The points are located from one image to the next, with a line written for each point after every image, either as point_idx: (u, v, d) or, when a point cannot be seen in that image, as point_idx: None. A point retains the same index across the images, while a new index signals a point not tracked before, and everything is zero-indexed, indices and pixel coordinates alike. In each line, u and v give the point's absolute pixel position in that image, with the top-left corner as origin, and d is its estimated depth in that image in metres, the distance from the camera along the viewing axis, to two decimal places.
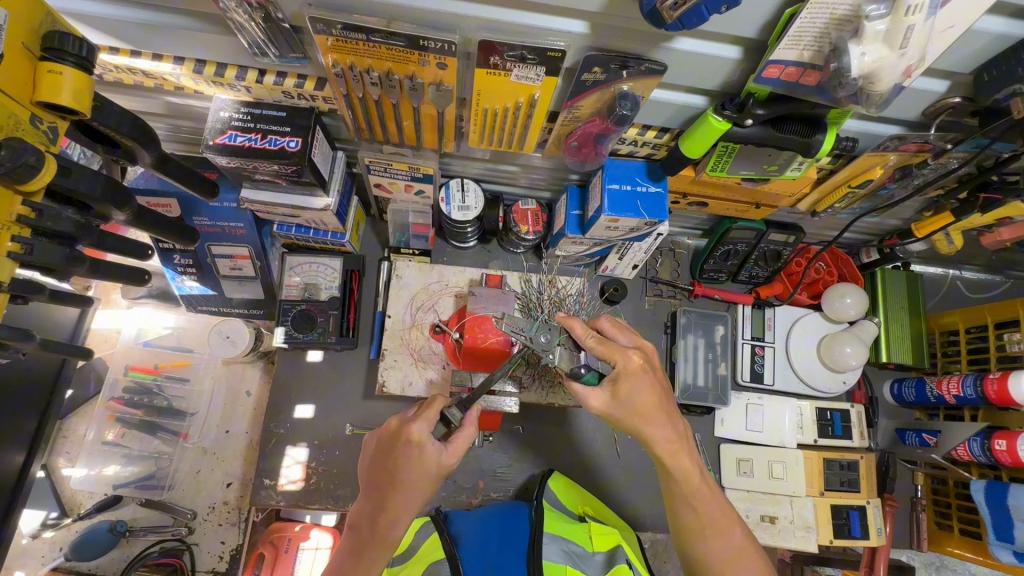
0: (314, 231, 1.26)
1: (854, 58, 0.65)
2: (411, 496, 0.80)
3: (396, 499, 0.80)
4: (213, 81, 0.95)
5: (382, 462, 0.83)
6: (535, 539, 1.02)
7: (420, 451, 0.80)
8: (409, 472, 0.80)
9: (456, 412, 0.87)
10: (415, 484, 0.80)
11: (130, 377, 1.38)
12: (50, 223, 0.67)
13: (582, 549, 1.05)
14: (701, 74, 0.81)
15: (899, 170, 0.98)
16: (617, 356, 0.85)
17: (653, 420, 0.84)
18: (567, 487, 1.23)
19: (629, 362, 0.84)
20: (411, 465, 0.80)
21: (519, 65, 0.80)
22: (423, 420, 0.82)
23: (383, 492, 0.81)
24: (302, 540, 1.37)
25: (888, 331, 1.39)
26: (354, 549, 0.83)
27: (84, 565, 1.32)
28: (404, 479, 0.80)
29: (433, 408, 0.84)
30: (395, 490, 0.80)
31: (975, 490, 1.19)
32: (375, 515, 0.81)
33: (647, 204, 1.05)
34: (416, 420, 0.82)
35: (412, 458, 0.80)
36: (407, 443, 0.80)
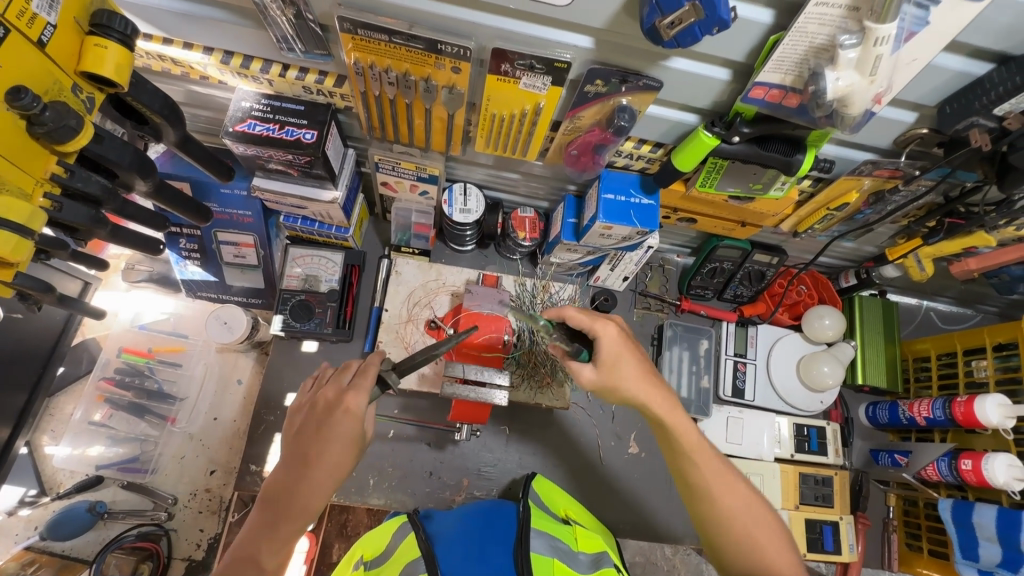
0: (319, 224, 1.30)
1: (830, 83, 0.72)
2: (332, 470, 0.78)
3: (319, 469, 0.77)
4: (238, 73, 1.01)
5: (310, 434, 0.79)
6: (522, 533, 1.01)
7: (350, 419, 0.79)
8: (337, 442, 0.78)
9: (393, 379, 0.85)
10: (338, 455, 0.78)
11: (123, 359, 1.39)
12: (81, 184, 0.71)
13: (568, 548, 1.05)
14: (693, 93, 0.88)
15: (872, 195, 1.05)
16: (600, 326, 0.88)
17: (642, 375, 0.88)
18: (551, 491, 1.24)
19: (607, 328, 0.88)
20: (341, 436, 0.78)
21: (527, 74, 0.87)
22: (358, 391, 0.80)
23: (306, 463, 0.78)
24: None
25: (864, 355, 1.45)
26: (264, 525, 0.75)
27: (58, 546, 1.30)
28: (329, 449, 0.78)
29: (369, 375, 0.82)
30: (317, 462, 0.78)
31: (943, 508, 1.23)
32: (292, 488, 0.77)
33: (639, 214, 1.12)
34: (353, 392, 0.80)
35: (340, 427, 0.79)
36: (340, 412, 0.79)
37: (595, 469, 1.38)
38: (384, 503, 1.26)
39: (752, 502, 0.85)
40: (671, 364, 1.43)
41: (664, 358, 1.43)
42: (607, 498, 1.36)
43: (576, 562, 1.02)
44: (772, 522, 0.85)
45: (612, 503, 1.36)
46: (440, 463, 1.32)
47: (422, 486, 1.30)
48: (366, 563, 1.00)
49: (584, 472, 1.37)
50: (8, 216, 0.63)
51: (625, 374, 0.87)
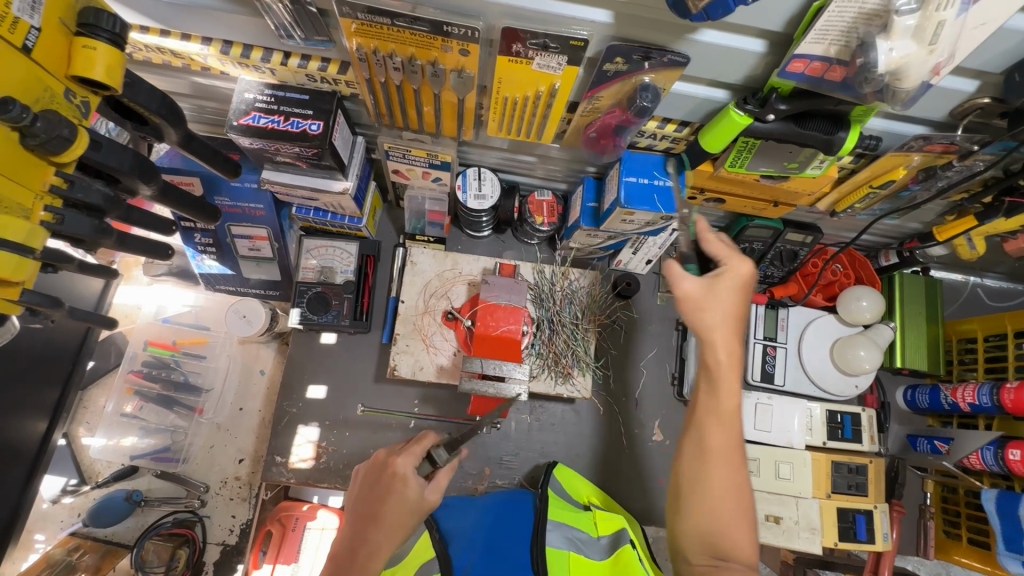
0: (332, 215, 1.27)
1: (882, 54, 0.64)
2: (389, 529, 0.82)
3: (376, 530, 0.82)
4: (238, 62, 0.97)
5: (368, 495, 0.86)
6: (540, 522, 1.00)
7: (403, 484, 0.85)
8: (392, 505, 0.84)
9: (443, 453, 0.92)
10: (398, 516, 0.83)
11: (148, 352, 1.40)
12: (82, 194, 0.69)
13: (585, 535, 1.04)
14: (723, 67, 0.80)
15: (923, 171, 0.96)
16: (731, 258, 0.87)
17: (738, 285, 0.86)
18: (575, 476, 1.23)
19: (740, 268, 0.87)
20: (401, 501, 0.84)
21: (541, 54, 0.80)
22: (407, 454, 0.88)
23: (366, 524, 0.83)
24: (310, 520, 1.37)
25: (904, 337, 1.37)
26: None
27: (102, 532, 1.36)
28: (387, 511, 0.83)
29: (420, 443, 0.91)
30: (379, 523, 0.83)
31: (986, 499, 1.18)
32: (356, 546, 0.82)
33: (664, 197, 1.04)
34: (403, 454, 0.88)
35: (397, 492, 0.84)
36: (392, 477, 0.86)
37: (618, 457, 1.36)
38: None
39: (735, 501, 0.81)
40: (697, 350, 1.38)
41: (689, 343, 1.37)
42: (631, 488, 1.34)
43: (593, 548, 1.01)
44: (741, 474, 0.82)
45: (636, 491, 1.34)
46: (462, 453, 1.32)
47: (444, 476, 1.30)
48: None
49: (607, 460, 1.35)
50: (7, 236, 0.61)
51: (717, 308, 0.85)
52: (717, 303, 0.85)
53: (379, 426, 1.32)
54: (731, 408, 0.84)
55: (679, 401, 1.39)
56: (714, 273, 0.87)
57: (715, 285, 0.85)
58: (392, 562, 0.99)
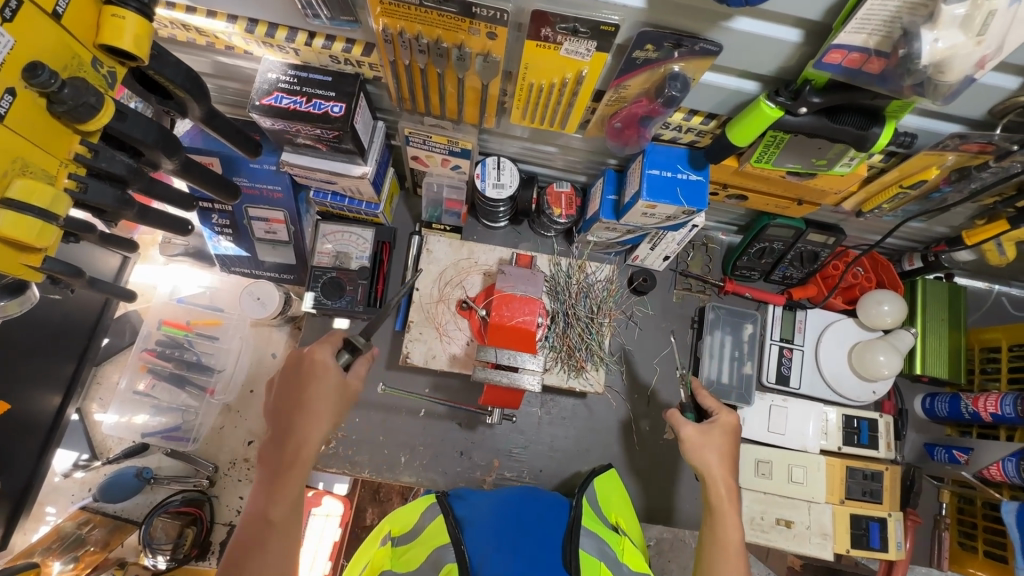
0: (349, 200, 1.26)
1: (926, 44, 0.62)
2: (318, 416, 0.86)
3: (305, 421, 0.86)
4: (263, 42, 0.96)
5: (289, 387, 0.88)
6: (572, 532, 0.97)
7: (322, 371, 0.87)
8: (316, 392, 0.87)
9: (362, 340, 0.92)
10: (322, 404, 0.87)
11: (163, 331, 1.42)
12: (105, 164, 0.69)
13: (615, 555, 0.98)
14: (756, 57, 0.78)
15: (956, 171, 0.93)
16: (723, 411, 1.06)
17: (728, 432, 1.04)
18: (611, 489, 1.18)
19: (728, 417, 1.05)
20: (326, 388, 0.87)
21: (570, 39, 0.79)
22: (323, 344, 0.89)
23: (295, 419, 0.86)
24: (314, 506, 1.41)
25: (925, 344, 1.35)
26: (271, 474, 0.85)
27: (111, 507, 1.37)
28: (312, 399, 0.86)
29: (334, 337, 0.92)
30: (308, 415, 0.86)
31: (1006, 511, 1.15)
32: (288, 440, 0.86)
33: (686, 191, 1.03)
34: (318, 345, 0.90)
35: (319, 380, 0.87)
36: (311, 365, 0.88)
37: (628, 455, 1.34)
38: (415, 481, 1.28)
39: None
40: (712, 349, 1.36)
41: (704, 343, 1.36)
42: (640, 486, 1.33)
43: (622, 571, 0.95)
44: None
45: (645, 489, 1.33)
46: (471, 444, 1.31)
47: (453, 465, 1.29)
48: (395, 539, 0.99)
49: (617, 457, 1.34)
50: (29, 200, 0.60)
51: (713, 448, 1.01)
52: (713, 454, 1.01)
53: (390, 414, 1.31)
54: (735, 542, 0.95)
55: None
56: (711, 421, 1.04)
57: (709, 433, 1.02)
58: (402, 547, 0.96)
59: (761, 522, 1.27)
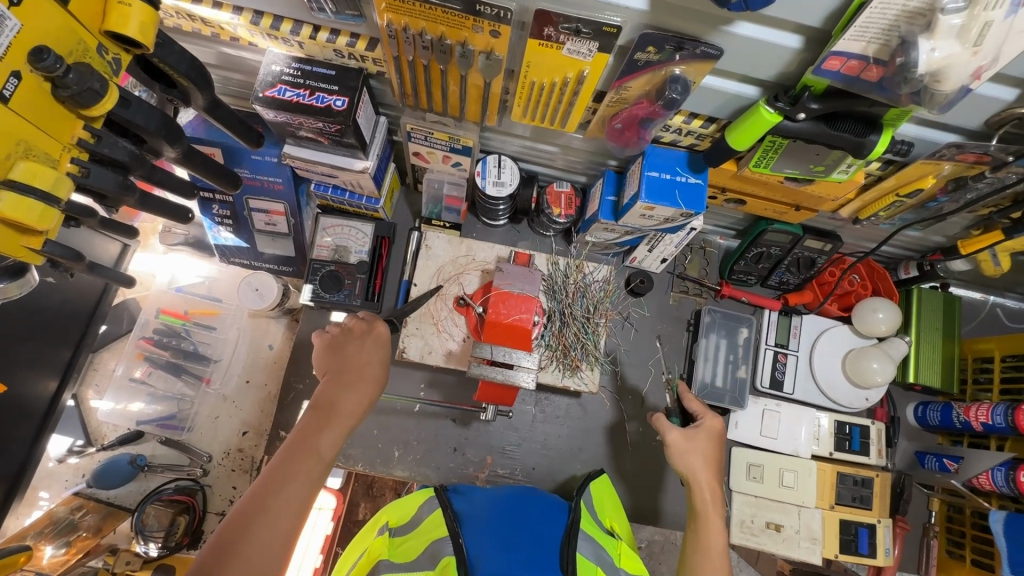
0: (350, 193, 1.27)
1: (923, 53, 0.63)
2: (370, 378, 0.92)
3: (358, 377, 0.91)
4: (268, 34, 0.96)
5: (342, 349, 0.94)
6: (570, 532, 0.96)
7: (378, 339, 0.96)
8: (371, 355, 0.94)
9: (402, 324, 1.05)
10: (375, 367, 0.93)
11: (161, 320, 1.43)
12: (108, 150, 0.69)
13: (611, 559, 0.97)
14: (756, 62, 0.79)
15: (952, 181, 0.94)
16: (708, 415, 1.07)
17: (713, 437, 1.05)
18: (607, 496, 1.18)
19: (713, 423, 1.06)
20: (381, 354, 0.95)
21: (572, 39, 0.80)
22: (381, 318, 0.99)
23: (350, 374, 0.91)
24: None
25: (919, 353, 1.35)
26: (315, 424, 0.85)
27: (104, 494, 1.37)
28: (369, 360, 0.93)
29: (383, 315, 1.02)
30: (361, 373, 0.92)
31: (994, 521, 1.16)
32: (340, 392, 0.89)
33: (685, 194, 1.04)
34: (376, 318, 0.99)
35: (375, 345, 0.95)
36: (369, 333, 0.96)
37: (621, 456, 1.34)
38: (408, 475, 1.28)
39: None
40: (706, 352, 1.37)
41: (699, 345, 1.37)
42: (632, 486, 1.34)
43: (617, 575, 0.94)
44: None
45: (637, 490, 1.33)
46: (465, 440, 1.31)
47: (446, 461, 1.30)
48: (392, 530, 0.99)
49: (610, 457, 1.34)
50: (32, 182, 0.61)
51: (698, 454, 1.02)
52: (695, 458, 1.01)
53: (385, 409, 1.32)
54: (718, 548, 0.93)
55: None
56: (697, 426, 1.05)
57: (696, 439, 1.04)
58: (399, 538, 0.96)
59: (751, 526, 1.28)
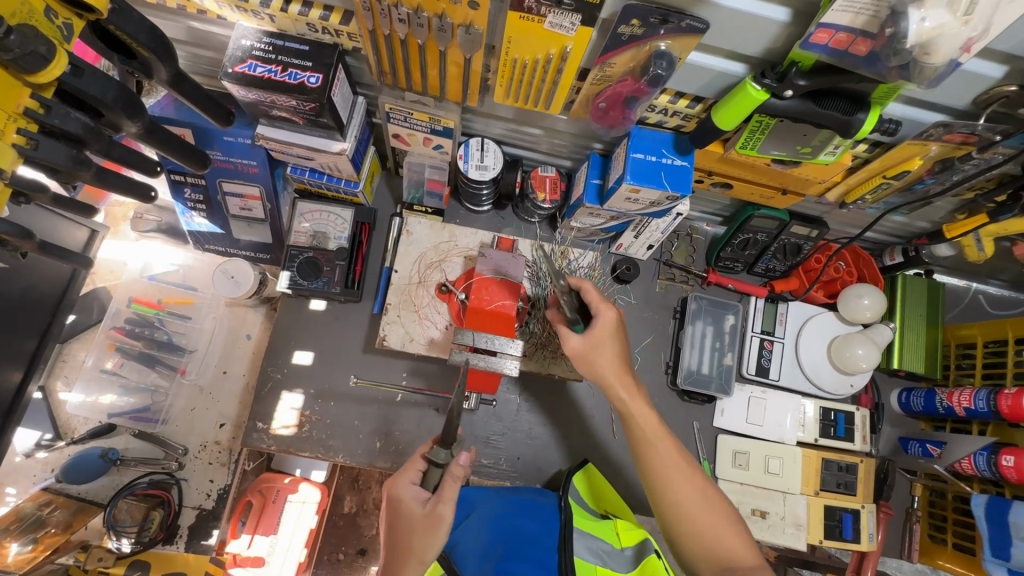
0: (328, 177, 1.23)
1: (913, 23, 0.62)
2: (411, 550, 0.86)
3: (401, 556, 0.86)
4: (236, 6, 0.92)
5: (391, 525, 0.90)
6: (564, 535, 0.97)
7: (408, 506, 0.89)
8: (406, 528, 0.87)
9: (442, 454, 0.91)
10: (412, 536, 0.86)
11: (132, 309, 1.36)
12: (59, 121, 0.65)
13: (610, 546, 1.00)
14: (742, 36, 0.77)
15: (939, 162, 0.93)
16: (601, 311, 0.98)
17: (606, 334, 0.97)
18: (591, 483, 1.18)
19: (608, 321, 0.97)
20: (416, 520, 0.87)
21: (554, 11, 0.77)
22: (405, 473, 0.92)
23: (393, 551, 0.88)
24: (290, 493, 1.37)
25: (902, 339, 1.35)
26: None
27: (74, 489, 1.33)
28: (404, 534, 0.87)
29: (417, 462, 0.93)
30: (403, 548, 0.87)
31: (976, 504, 1.17)
32: (386, 573, 0.88)
33: (670, 176, 1.02)
34: (401, 477, 0.92)
35: (407, 512, 0.88)
36: (398, 501, 0.90)
37: (607, 444, 1.33)
38: (390, 466, 1.25)
39: (703, 494, 0.90)
40: (693, 339, 1.36)
41: (686, 332, 1.36)
42: (618, 475, 1.32)
43: (619, 560, 0.98)
44: (699, 494, 0.90)
45: (622, 478, 1.32)
46: None
47: None
48: None
49: (595, 446, 1.33)
50: None
51: (600, 359, 0.97)
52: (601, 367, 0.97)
53: (366, 400, 1.29)
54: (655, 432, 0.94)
55: (672, 391, 1.37)
56: (591, 331, 0.97)
57: (597, 340, 0.97)
58: None
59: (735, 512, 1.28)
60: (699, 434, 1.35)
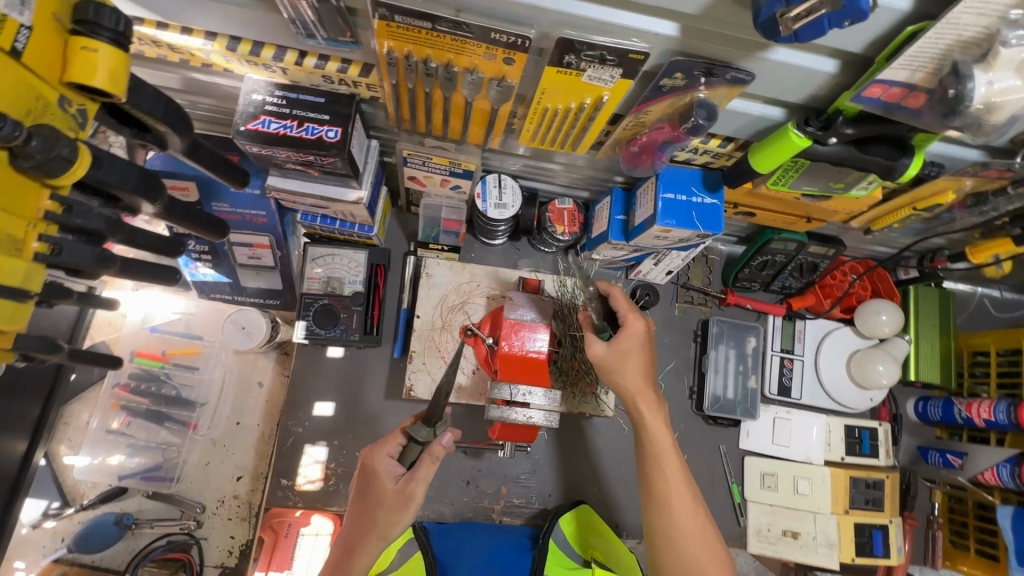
0: (340, 222, 1.18)
1: (980, 86, 0.60)
2: (374, 527, 0.86)
3: (363, 528, 0.87)
4: (246, 60, 0.86)
5: (359, 494, 0.90)
6: None
7: (379, 477, 0.88)
8: (373, 502, 0.87)
9: (423, 432, 0.88)
10: (378, 511, 0.86)
11: (135, 364, 1.30)
12: (81, 220, 0.60)
13: None
14: (787, 86, 0.75)
15: (971, 195, 0.93)
16: (631, 316, 0.98)
17: (635, 350, 0.97)
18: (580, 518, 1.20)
19: (635, 326, 0.97)
20: (384, 496, 0.87)
21: (595, 66, 0.74)
22: (384, 447, 0.91)
23: (358, 522, 0.88)
24: (302, 526, 1.17)
25: (918, 351, 1.37)
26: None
27: (87, 557, 1.27)
28: (370, 508, 0.87)
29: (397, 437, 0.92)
30: (367, 520, 0.87)
31: (1002, 515, 1.20)
32: (347, 541, 0.88)
33: (702, 215, 1.00)
34: (380, 449, 0.91)
35: (376, 486, 0.87)
36: (372, 470, 0.89)
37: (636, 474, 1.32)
38: (421, 514, 1.22)
39: (704, 525, 0.90)
40: (716, 363, 1.36)
41: (709, 357, 1.35)
42: None
43: None
44: (700, 523, 0.90)
45: None
46: (478, 472, 1.27)
47: (460, 495, 1.25)
48: None
49: (625, 477, 1.32)
50: None
51: (629, 371, 0.96)
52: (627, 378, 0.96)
53: None
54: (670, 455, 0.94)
55: (697, 416, 1.37)
56: (620, 337, 0.96)
57: (623, 352, 0.96)
58: None
59: (767, 534, 1.30)
60: (726, 457, 1.35)
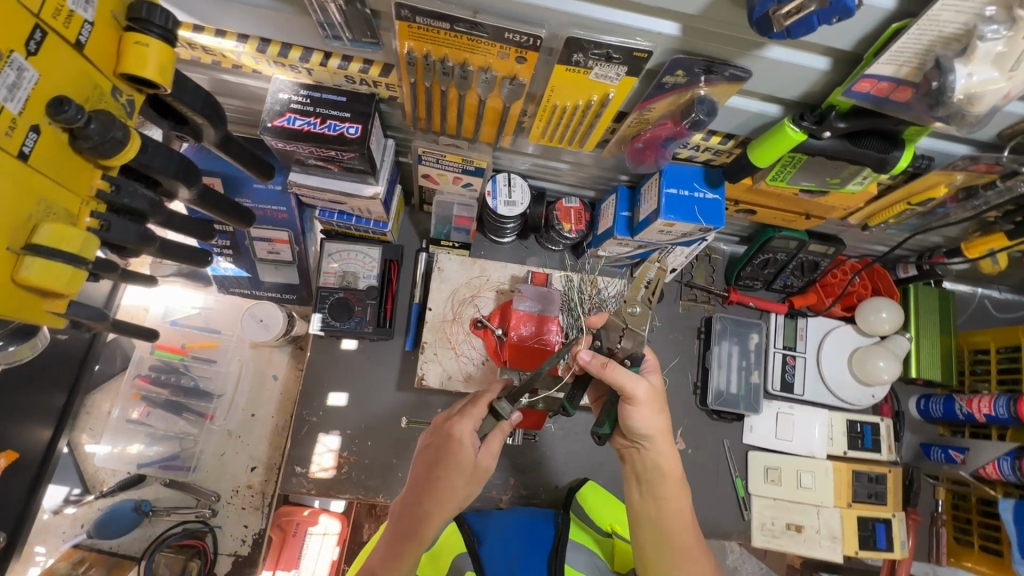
0: (356, 218, 1.23)
1: (962, 77, 0.65)
2: (445, 495, 0.86)
3: (435, 495, 0.85)
4: (275, 61, 0.93)
5: (428, 458, 0.88)
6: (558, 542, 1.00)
7: (460, 446, 0.87)
8: (450, 470, 0.86)
9: (504, 407, 0.90)
10: (454, 479, 0.86)
11: (156, 356, 1.35)
12: (128, 199, 0.65)
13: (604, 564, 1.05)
14: (782, 83, 0.80)
15: (963, 190, 0.97)
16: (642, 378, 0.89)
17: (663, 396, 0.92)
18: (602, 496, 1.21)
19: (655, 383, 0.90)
20: (463, 465, 0.87)
21: (601, 64, 0.79)
22: (462, 417, 0.90)
23: (429, 490, 0.86)
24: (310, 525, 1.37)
25: (920, 349, 1.39)
26: (393, 543, 0.85)
27: (105, 543, 1.31)
28: (444, 476, 0.86)
29: (479, 405, 0.92)
30: (440, 489, 0.86)
31: (1004, 508, 1.23)
32: (410, 507, 0.86)
33: (704, 210, 1.04)
34: (461, 417, 0.90)
35: (455, 454, 0.87)
36: (452, 438, 0.88)
37: None
38: None
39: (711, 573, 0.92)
40: (720, 359, 1.38)
41: (713, 352, 1.38)
42: None
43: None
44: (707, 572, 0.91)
45: None
46: None
47: None
48: None
49: None
50: (60, 245, 0.57)
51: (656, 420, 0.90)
52: (643, 424, 0.90)
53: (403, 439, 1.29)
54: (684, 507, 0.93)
55: (702, 411, 1.40)
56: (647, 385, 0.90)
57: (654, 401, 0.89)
58: None
59: (770, 527, 1.32)
60: (730, 451, 1.38)
